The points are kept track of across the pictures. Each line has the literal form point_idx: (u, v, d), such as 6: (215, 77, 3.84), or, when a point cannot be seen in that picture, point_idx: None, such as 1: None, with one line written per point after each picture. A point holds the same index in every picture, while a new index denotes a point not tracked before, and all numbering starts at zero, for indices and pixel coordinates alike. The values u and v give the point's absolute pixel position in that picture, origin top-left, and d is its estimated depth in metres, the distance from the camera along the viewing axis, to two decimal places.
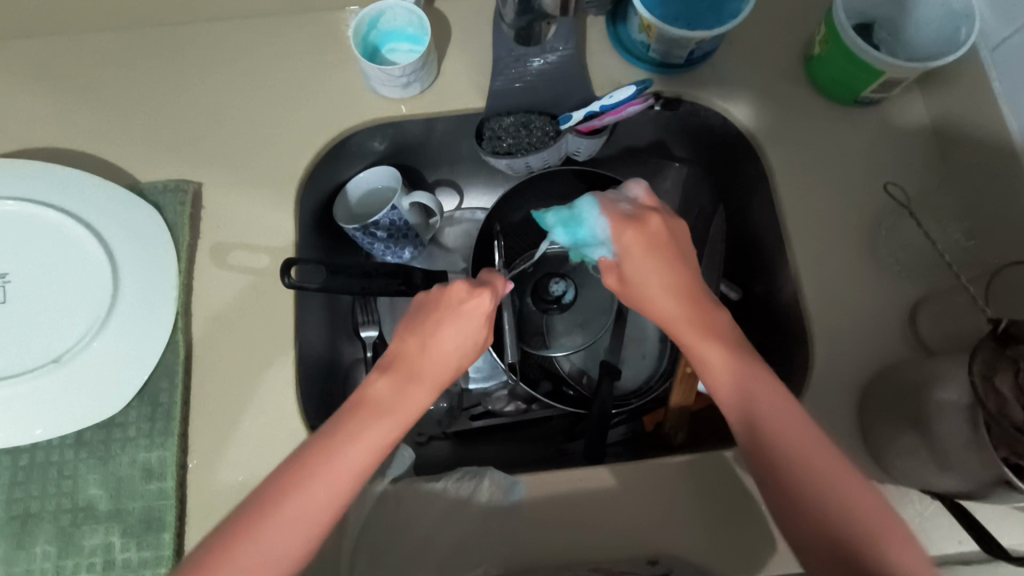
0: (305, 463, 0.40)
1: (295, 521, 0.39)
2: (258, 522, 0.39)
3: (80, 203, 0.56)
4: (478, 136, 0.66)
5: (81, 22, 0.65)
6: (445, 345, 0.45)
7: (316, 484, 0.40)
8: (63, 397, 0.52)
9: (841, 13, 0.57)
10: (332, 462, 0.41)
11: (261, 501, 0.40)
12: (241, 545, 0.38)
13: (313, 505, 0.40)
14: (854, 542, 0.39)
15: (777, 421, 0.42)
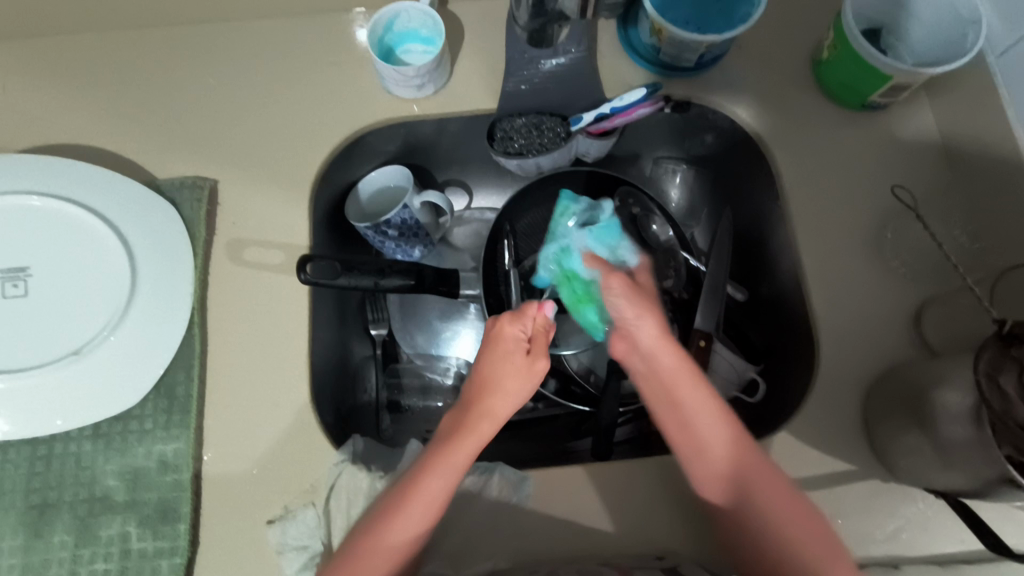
0: (402, 490, 0.48)
1: (393, 539, 0.47)
2: (369, 533, 0.47)
3: (100, 199, 0.57)
4: (489, 137, 0.67)
5: (101, 21, 0.66)
6: (509, 378, 0.51)
7: (415, 503, 0.47)
8: (81, 389, 0.53)
9: (849, 18, 0.58)
10: (422, 488, 0.48)
11: (373, 519, 0.48)
12: (359, 556, 0.46)
13: (408, 521, 0.47)
14: (800, 563, 0.46)
15: (780, 513, 0.48)
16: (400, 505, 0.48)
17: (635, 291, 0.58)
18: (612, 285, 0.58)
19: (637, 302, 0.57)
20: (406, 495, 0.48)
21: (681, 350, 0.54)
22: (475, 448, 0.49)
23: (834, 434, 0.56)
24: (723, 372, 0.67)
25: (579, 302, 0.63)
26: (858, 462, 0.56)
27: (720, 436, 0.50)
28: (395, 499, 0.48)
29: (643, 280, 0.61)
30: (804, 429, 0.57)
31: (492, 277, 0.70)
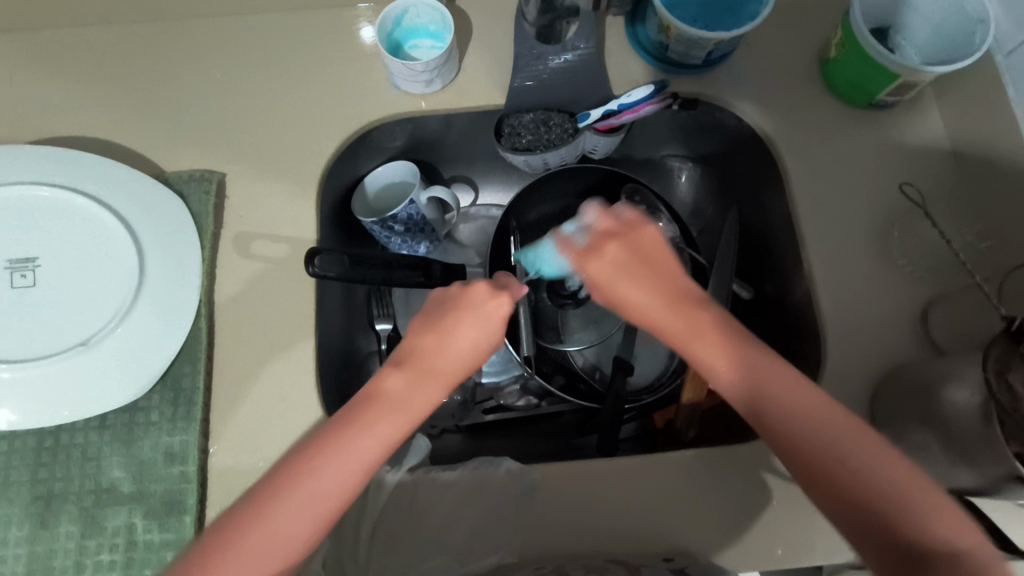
0: (304, 456, 0.40)
1: (283, 527, 0.38)
2: (252, 519, 0.38)
3: (108, 190, 0.57)
4: (497, 132, 0.68)
5: (110, 14, 0.66)
6: (458, 340, 0.45)
7: (318, 479, 0.39)
8: (88, 381, 0.53)
9: (858, 16, 0.58)
10: (331, 457, 0.40)
11: (259, 496, 0.39)
12: (234, 542, 0.38)
13: (310, 499, 0.39)
14: (865, 515, 0.36)
15: (808, 413, 0.39)
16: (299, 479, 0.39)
17: (631, 255, 0.46)
18: (594, 257, 0.47)
19: (623, 277, 0.45)
20: (312, 465, 0.40)
21: (672, 292, 0.44)
22: (410, 416, 0.42)
23: None
24: None
25: None
26: None
27: (732, 368, 0.42)
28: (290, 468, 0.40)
29: (632, 232, 0.47)
30: None
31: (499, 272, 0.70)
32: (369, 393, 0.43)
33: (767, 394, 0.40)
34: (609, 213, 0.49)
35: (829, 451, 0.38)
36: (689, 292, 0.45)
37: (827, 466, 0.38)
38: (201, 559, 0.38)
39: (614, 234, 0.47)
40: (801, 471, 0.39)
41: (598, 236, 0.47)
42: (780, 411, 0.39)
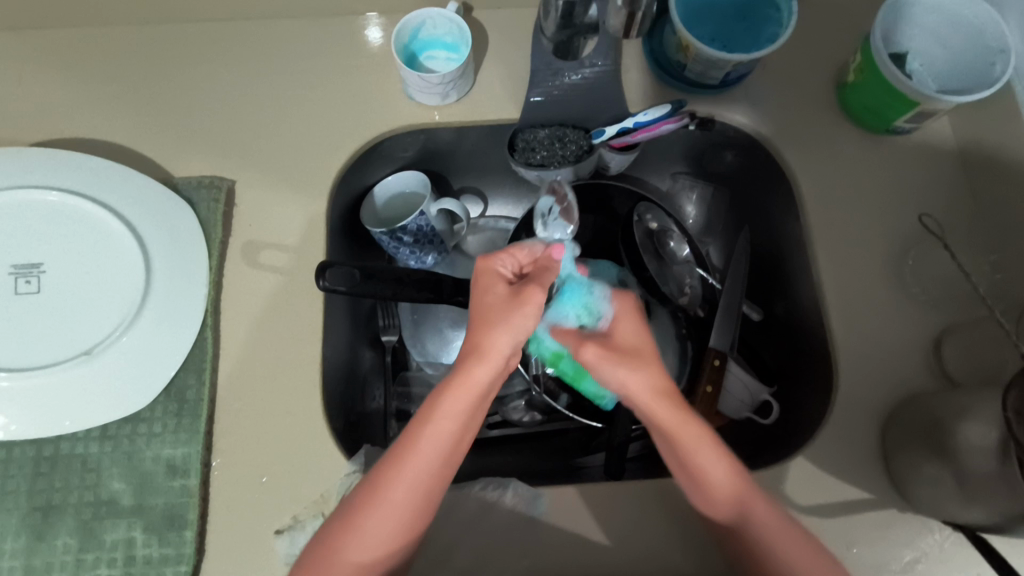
0: (391, 462, 0.46)
1: (380, 533, 0.45)
2: (360, 516, 0.45)
3: (116, 196, 0.56)
4: (511, 147, 0.67)
5: (125, 15, 0.66)
6: (497, 311, 0.48)
7: (407, 478, 0.46)
8: (92, 391, 0.52)
9: (878, 41, 0.58)
10: (415, 462, 0.46)
11: (362, 495, 0.46)
12: (336, 548, 0.45)
13: (401, 501, 0.46)
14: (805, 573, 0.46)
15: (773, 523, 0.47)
16: (391, 480, 0.46)
17: (610, 355, 0.50)
18: (587, 356, 0.51)
19: (614, 369, 0.50)
20: (400, 470, 0.46)
21: (681, 404, 0.49)
22: (479, 396, 0.47)
23: (851, 461, 0.56)
24: (736, 393, 0.67)
25: (577, 374, 0.62)
26: (875, 490, 0.55)
27: (711, 492, 0.48)
28: (381, 474, 0.46)
29: (622, 336, 0.52)
30: (821, 455, 0.56)
31: None
32: (437, 395, 0.47)
33: (733, 504, 0.48)
34: (569, 332, 0.53)
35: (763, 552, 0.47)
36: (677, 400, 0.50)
37: (770, 551, 0.47)
38: (312, 560, 0.45)
39: (609, 339, 0.52)
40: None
41: (575, 345, 0.52)
42: (751, 518, 0.48)
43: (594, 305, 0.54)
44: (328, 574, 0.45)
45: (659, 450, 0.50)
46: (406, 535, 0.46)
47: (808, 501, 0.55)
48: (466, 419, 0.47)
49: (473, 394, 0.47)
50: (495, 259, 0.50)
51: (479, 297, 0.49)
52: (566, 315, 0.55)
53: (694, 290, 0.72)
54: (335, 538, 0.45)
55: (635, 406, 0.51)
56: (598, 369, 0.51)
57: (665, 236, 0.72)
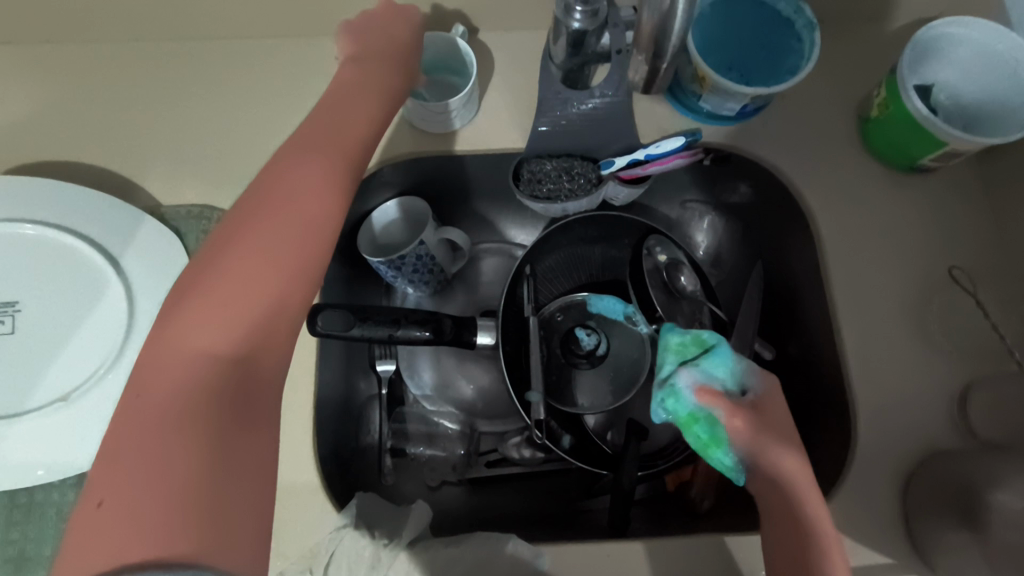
0: (235, 237, 0.41)
1: (236, 294, 0.39)
2: (194, 293, 0.39)
3: (100, 229, 0.53)
4: (515, 178, 0.63)
5: (113, 32, 0.63)
6: (371, 74, 0.53)
7: (243, 261, 0.40)
8: (67, 438, 0.49)
9: (907, 78, 0.55)
10: (268, 223, 0.42)
11: (190, 284, 0.40)
12: (170, 328, 0.38)
13: (232, 284, 0.40)
14: None
15: None
16: (178, 332, 0.37)
17: (764, 426, 0.52)
18: (743, 422, 0.52)
19: (771, 439, 0.51)
20: (250, 233, 0.42)
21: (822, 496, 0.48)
22: (332, 189, 0.45)
23: (871, 523, 0.53)
24: None
25: (703, 448, 0.53)
26: (896, 555, 0.52)
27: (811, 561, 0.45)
28: (205, 284, 0.39)
29: (771, 412, 0.53)
30: (839, 516, 0.53)
31: (509, 325, 0.64)
32: (280, 169, 0.45)
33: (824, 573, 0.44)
34: (716, 392, 0.54)
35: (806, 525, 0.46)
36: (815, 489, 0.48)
37: None
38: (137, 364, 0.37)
39: (759, 411, 0.53)
40: None
41: (727, 405, 0.53)
42: None
43: (741, 375, 0.56)
44: (157, 374, 0.36)
45: (771, 516, 0.48)
46: (249, 329, 0.39)
47: None
48: (325, 201, 0.44)
49: (324, 196, 0.44)
50: (351, 32, 0.56)
51: (353, 57, 0.54)
52: (716, 378, 0.55)
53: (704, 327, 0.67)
54: (157, 342, 0.38)
55: (764, 473, 0.50)
56: (746, 431, 0.52)
57: (676, 270, 0.68)
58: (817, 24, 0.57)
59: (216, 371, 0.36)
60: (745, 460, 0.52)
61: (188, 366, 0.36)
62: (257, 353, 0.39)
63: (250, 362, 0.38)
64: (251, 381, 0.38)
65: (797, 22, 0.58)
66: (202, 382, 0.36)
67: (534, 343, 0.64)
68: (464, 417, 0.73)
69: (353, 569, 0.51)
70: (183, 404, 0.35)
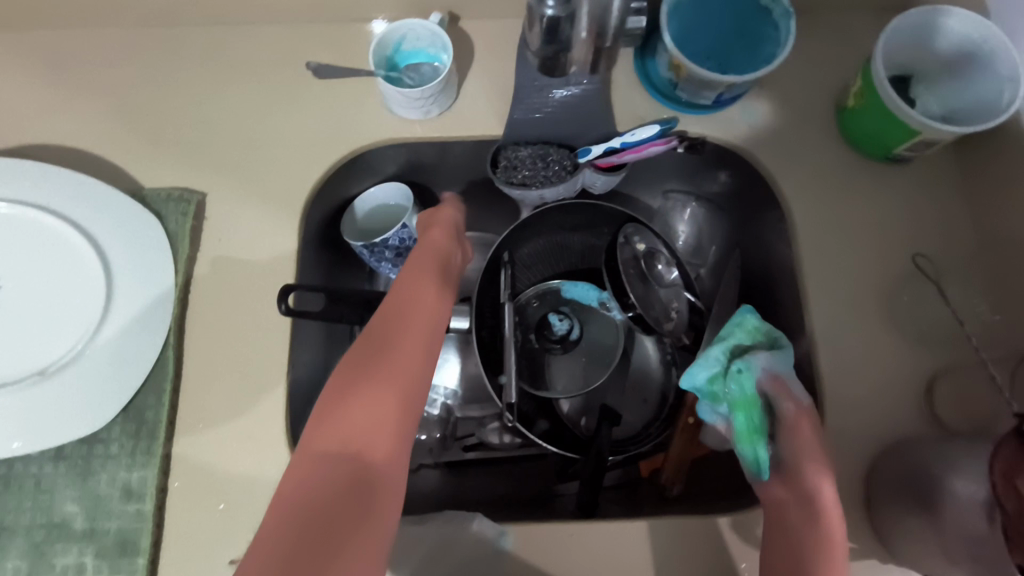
0: (384, 326, 0.47)
1: (401, 362, 0.45)
2: (359, 360, 0.45)
3: (81, 211, 0.55)
4: (493, 164, 0.64)
5: (97, 18, 0.64)
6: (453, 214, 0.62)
7: (399, 341, 0.46)
8: (44, 412, 0.50)
9: (879, 68, 0.55)
10: (411, 324, 0.48)
11: (361, 354, 0.45)
12: (372, 368, 0.44)
13: (393, 360, 0.45)
14: None
15: None
16: (366, 379, 0.43)
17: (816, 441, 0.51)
18: (801, 427, 0.51)
19: (814, 453, 0.50)
20: (396, 329, 0.47)
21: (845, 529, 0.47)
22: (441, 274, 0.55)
23: None
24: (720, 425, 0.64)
25: (748, 434, 0.53)
26: (857, 539, 0.53)
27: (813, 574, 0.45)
28: (383, 345, 0.46)
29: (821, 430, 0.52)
30: None
31: (485, 310, 0.65)
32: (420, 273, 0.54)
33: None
34: (786, 391, 0.53)
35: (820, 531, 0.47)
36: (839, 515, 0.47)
37: None
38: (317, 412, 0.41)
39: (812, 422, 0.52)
40: None
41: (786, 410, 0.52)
42: None
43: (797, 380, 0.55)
44: (335, 418, 0.41)
45: (786, 522, 0.48)
46: (396, 396, 0.43)
47: None
48: (441, 284, 0.54)
49: (443, 279, 0.54)
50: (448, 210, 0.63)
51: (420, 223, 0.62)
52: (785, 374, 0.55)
53: (681, 316, 0.68)
54: (337, 396, 0.42)
55: (789, 484, 0.50)
56: (797, 439, 0.51)
57: (653, 258, 0.68)
58: (793, 13, 0.56)
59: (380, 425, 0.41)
60: (780, 460, 0.52)
61: (353, 421, 0.41)
62: (377, 449, 0.40)
63: (370, 459, 0.39)
64: (375, 485, 0.38)
65: (774, 11, 0.58)
66: (359, 441, 0.40)
67: (509, 330, 0.63)
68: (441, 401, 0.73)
69: None
70: (340, 456, 0.39)
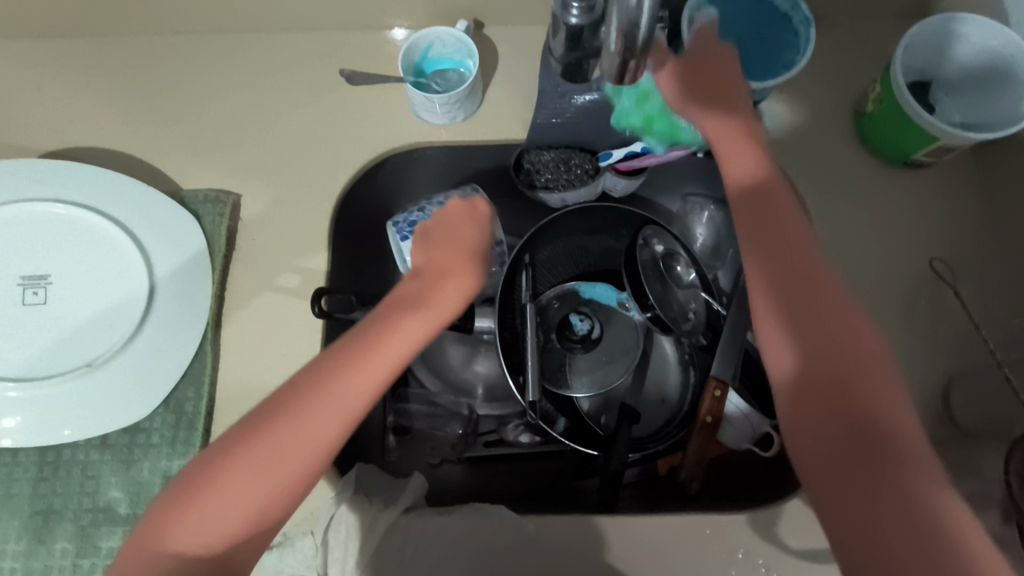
0: (291, 401, 0.42)
1: (289, 453, 0.41)
2: (247, 451, 0.41)
3: (126, 211, 0.58)
4: (516, 168, 0.67)
5: (138, 26, 0.67)
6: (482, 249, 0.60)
7: (295, 436, 0.41)
8: (91, 402, 0.53)
9: (899, 73, 0.55)
10: (322, 410, 0.42)
11: (246, 439, 0.41)
12: (253, 459, 0.40)
13: (278, 461, 0.41)
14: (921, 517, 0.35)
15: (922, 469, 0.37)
16: (236, 477, 0.40)
17: (777, 216, 0.46)
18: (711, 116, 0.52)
19: (793, 269, 0.44)
20: (300, 409, 0.42)
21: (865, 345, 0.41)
22: (411, 347, 0.47)
23: None
24: (737, 423, 0.65)
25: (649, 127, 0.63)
26: None
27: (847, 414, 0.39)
28: (278, 424, 0.41)
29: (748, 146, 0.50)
30: None
31: (507, 311, 0.67)
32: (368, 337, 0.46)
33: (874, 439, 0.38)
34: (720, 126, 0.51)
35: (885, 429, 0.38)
36: (850, 332, 0.41)
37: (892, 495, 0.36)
38: (182, 493, 0.40)
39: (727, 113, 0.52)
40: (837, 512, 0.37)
41: (753, 211, 0.47)
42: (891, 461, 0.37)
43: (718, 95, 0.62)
44: (201, 512, 0.39)
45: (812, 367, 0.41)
46: (275, 497, 0.41)
47: (804, 545, 0.53)
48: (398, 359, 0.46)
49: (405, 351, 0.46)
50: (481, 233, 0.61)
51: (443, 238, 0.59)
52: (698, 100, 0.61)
53: (699, 317, 0.69)
54: (204, 486, 0.40)
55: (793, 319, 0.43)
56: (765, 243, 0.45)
57: (672, 260, 0.69)
58: (814, 20, 0.59)
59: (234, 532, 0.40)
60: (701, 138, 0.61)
61: (211, 526, 0.39)
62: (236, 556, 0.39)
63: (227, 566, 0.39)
64: None
65: (795, 17, 0.61)
66: (205, 545, 0.39)
67: (530, 331, 0.64)
68: (463, 400, 0.75)
69: (350, 534, 0.54)
70: (191, 559, 0.39)
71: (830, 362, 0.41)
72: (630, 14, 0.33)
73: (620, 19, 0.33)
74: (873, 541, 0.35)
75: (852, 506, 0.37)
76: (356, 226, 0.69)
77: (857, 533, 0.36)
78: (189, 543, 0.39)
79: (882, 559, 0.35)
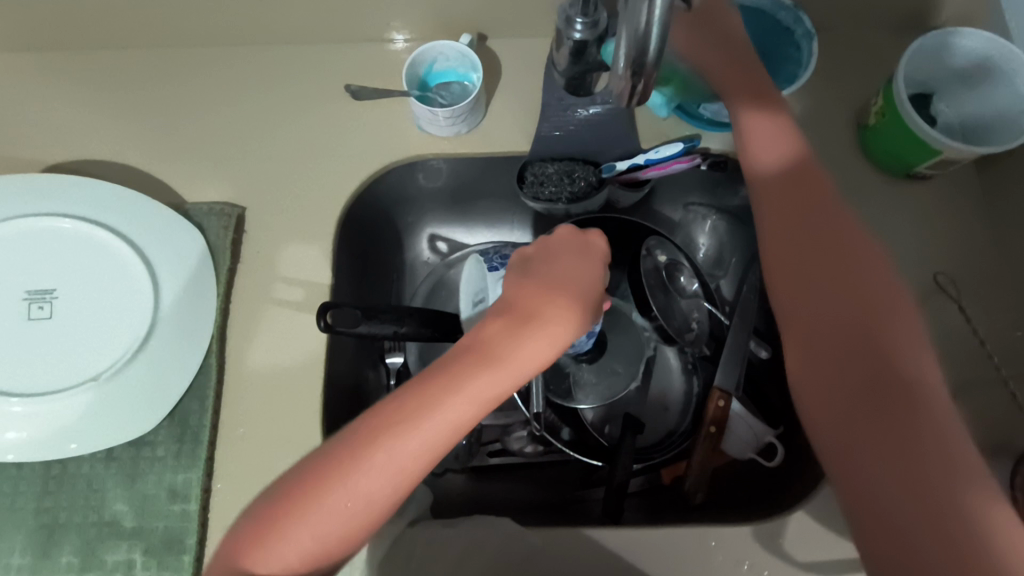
0: (390, 415, 0.39)
1: (375, 478, 0.37)
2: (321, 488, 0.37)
3: (131, 225, 0.58)
4: (520, 179, 0.66)
5: (143, 40, 0.67)
6: (561, 279, 0.48)
7: (383, 468, 0.37)
8: (96, 417, 0.53)
9: (901, 87, 0.56)
10: (410, 432, 0.38)
11: (355, 445, 0.38)
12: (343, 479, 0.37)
13: (347, 506, 0.37)
14: (944, 495, 0.37)
15: (952, 445, 0.39)
16: (344, 485, 0.37)
17: (805, 194, 0.49)
18: (744, 104, 0.54)
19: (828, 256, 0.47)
20: (388, 431, 0.38)
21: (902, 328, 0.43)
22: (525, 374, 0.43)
23: None
24: (741, 432, 0.65)
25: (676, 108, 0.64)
26: None
27: (888, 388, 0.41)
28: (364, 439, 0.38)
29: (763, 127, 0.52)
30: (823, 509, 0.55)
31: None
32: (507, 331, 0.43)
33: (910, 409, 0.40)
34: (752, 112, 0.53)
35: (915, 416, 0.40)
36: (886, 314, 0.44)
37: (921, 472, 0.38)
38: (284, 510, 0.37)
39: (760, 96, 0.53)
40: (874, 491, 0.39)
41: (786, 185, 0.50)
42: (923, 433, 0.39)
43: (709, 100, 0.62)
44: (290, 535, 0.36)
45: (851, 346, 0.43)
46: (348, 528, 0.37)
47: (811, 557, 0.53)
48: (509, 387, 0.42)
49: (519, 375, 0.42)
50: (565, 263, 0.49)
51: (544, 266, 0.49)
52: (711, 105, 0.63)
53: (701, 326, 0.70)
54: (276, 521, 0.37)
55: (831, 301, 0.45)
56: (798, 218, 0.49)
57: (676, 270, 0.70)
58: (816, 34, 0.59)
59: (345, 540, 0.37)
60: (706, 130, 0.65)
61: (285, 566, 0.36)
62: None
63: None
64: None
65: (796, 31, 0.61)
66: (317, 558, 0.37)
67: None
68: None
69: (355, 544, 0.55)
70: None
71: (853, 337, 0.44)
72: (639, 40, 0.33)
73: (628, 46, 0.34)
74: (889, 522, 0.38)
75: (867, 471, 0.40)
76: (359, 239, 0.69)
77: (867, 490, 0.40)
78: (268, 557, 0.36)
79: (887, 519, 0.38)
